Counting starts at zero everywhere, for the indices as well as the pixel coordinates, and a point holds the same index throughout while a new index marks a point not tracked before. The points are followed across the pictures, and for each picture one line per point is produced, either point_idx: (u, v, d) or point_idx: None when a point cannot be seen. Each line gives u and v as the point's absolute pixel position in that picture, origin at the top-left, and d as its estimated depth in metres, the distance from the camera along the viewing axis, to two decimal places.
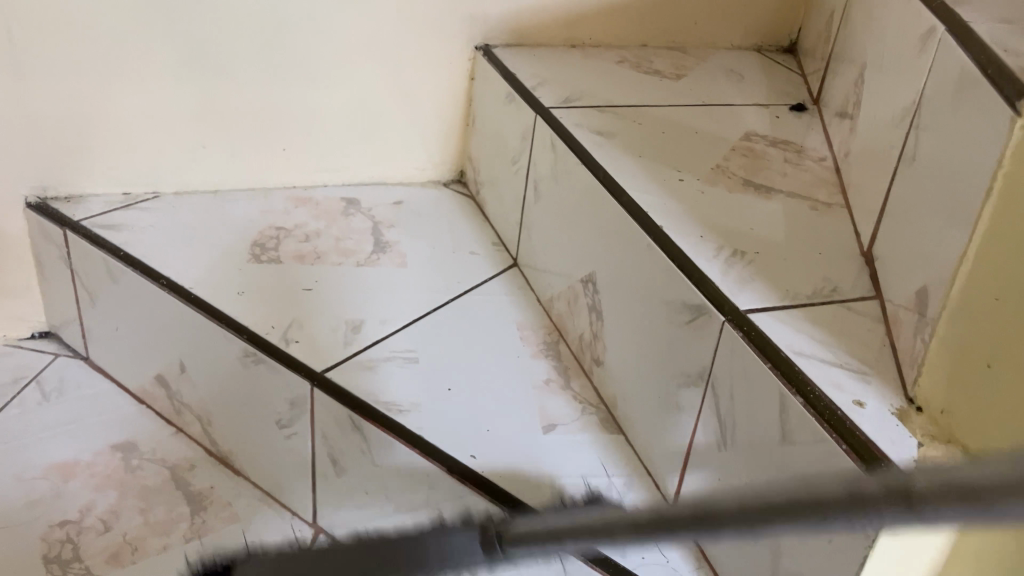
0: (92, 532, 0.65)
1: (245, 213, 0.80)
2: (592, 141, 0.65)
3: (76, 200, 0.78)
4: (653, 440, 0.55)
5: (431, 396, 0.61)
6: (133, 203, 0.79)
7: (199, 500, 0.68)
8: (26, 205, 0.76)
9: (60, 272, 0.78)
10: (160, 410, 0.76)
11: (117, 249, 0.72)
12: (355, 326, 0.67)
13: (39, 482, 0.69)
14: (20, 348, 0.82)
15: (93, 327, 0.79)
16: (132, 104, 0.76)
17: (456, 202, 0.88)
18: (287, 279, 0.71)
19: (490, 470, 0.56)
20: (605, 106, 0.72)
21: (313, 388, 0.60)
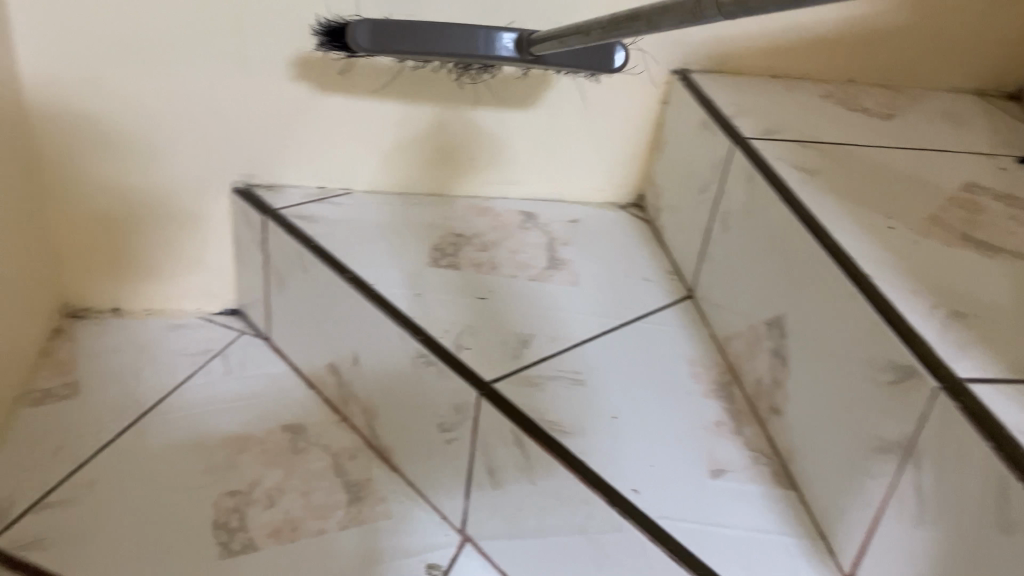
0: (258, 505, 0.68)
1: (427, 217, 0.83)
2: (793, 176, 0.61)
3: (276, 190, 0.83)
4: (833, 504, 0.52)
5: (597, 423, 0.60)
6: (326, 197, 0.83)
7: (356, 490, 0.70)
8: (234, 190, 0.82)
9: (255, 255, 0.83)
10: (328, 397, 0.79)
11: (309, 239, 0.76)
12: (525, 340, 0.67)
13: (216, 450, 0.73)
14: (211, 322, 0.89)
15: (278, 310, 0.83)
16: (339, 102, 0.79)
17: (632, 226, 0.86)
18: (462, 286, 0.72)
19: (652, 508, 0.54)
20: (807, 141, 0.69)
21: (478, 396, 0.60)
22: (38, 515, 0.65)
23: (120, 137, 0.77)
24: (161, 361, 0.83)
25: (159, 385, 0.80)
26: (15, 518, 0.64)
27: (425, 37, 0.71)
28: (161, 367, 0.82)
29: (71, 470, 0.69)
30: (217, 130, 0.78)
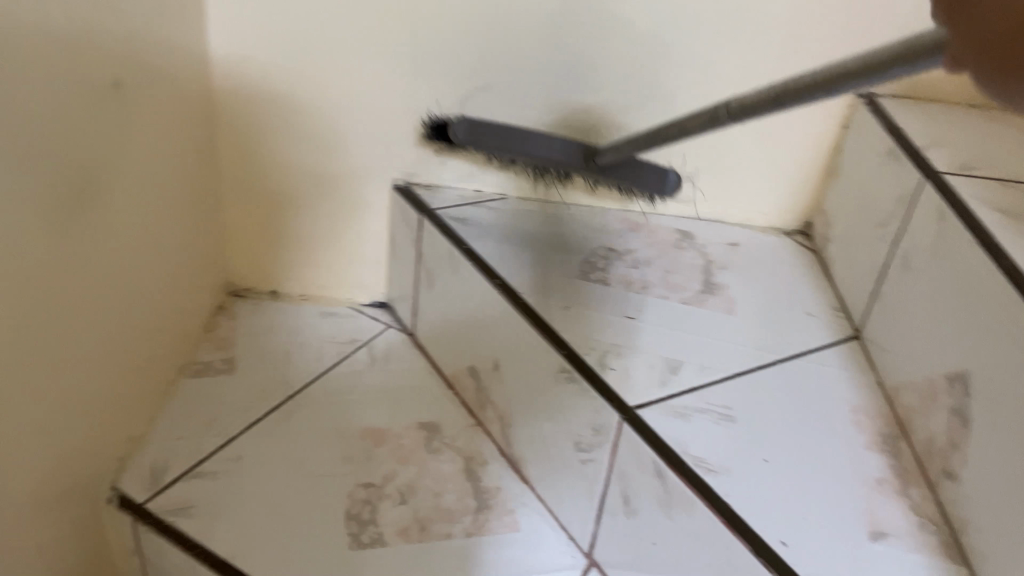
0: (389, 501, 0.69)
1: (580, 228, 0.81)
2: (994, 220, 0.55)
3: (433, 189, 0.84)
4: None
5: (746, 464, 0.56)
6: (482, 201, 0.84)
7: (486, 498, 0.70)
8: (394, 187, 0.84)
9: (408, 252, 0.85)
10: (466, 400, 0.79)
11: (461, 242, 0.76)
12: (673, 366, 0.64)
13: (355, 440, 0.74)
14: (360, 312, 0.92)
15: (424, 308, 0.84)
16: (507, 107, 0.79)
17: (797, 255, 0.82)
18: (611, 303, 0.70)
19: (803, 565, 0.50)
20: (1012, 180, 0.62)
21: (622, 420, 0.58)
22: (188, 483, 0.68)
23: (294, 129, 0.80)
24: (311, 346, 0.86)
25: (307, 369, 0.82)
26: (168, 482, 0.68)
27: (511, 138, 0.76)
28: (310, 351, 0.85)
29: (221, 443, 0.72)
30: (384, 127, 0.80)
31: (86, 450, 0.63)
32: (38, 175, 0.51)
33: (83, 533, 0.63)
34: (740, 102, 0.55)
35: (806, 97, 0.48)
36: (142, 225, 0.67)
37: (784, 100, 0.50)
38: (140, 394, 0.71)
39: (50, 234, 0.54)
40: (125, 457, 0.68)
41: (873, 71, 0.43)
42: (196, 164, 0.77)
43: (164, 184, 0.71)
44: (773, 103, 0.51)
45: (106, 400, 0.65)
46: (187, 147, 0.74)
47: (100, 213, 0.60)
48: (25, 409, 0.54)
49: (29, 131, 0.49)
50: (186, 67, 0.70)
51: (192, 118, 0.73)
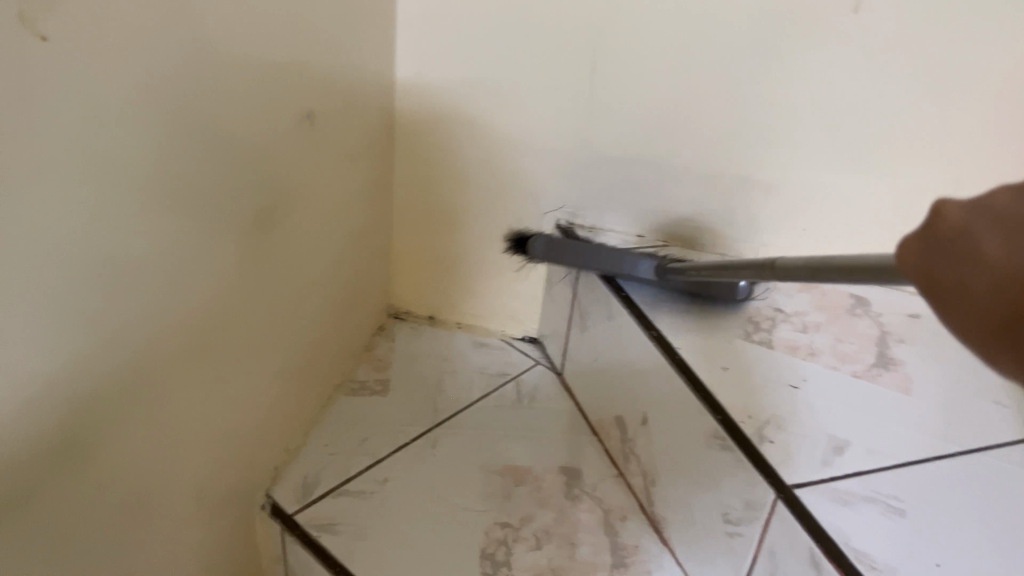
0: (525, 544, 0.68)
1: None
2: None
3: (594, 233, 0.83)
4: None
5: (916, 567, 0.53)
6: (644, 248, 0.82)
7: (623, 555, 0.68)
8: (557, 228, 0.84)
9: (564, 293, 0.84)
10: (609, 448, 0.78)
11: (620, 288, 0.75)
12: (838, 447, 0.60)
13: (496, 477, 0.74)
14: (512, 345, 0.93)
15: (575, 349, 0.84)
16: (676, 153, 0.76)
17: None
18: (773, 370, 0.66)
19: None
20: None
21: (776, 499, 0.55)
22: (334, 499, 0.70)
23: (466, 164, 0.82)
24: (462, 376, 0.87)
25: (455, 399, 0.84)
26: (317, 495, 0.70)
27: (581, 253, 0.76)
28: (460, 381, 0.86)
29: (368, 464, 0.74)
30: (553, 166, 0.80)
31: (247, 458, 0.66)
32: (231, 201, 0.55)
33: (237, 534, 0.66)
34: (782, 262, 0.47)
35: (842, 279, 0.40)
36: (317, 249, 0.71)
37: (819, 274, 0.42)
38: (300, 407, 0.74)
39: (237, 257, 0.58)
40: (281, 466, 0.72)
41: (888, 273, 0.36)
42: (373, 194, 0.81)
43: (341, 212, 0.74)
44: (810, 273, 0.43)
45: (269, 411, 0.69)
46: (365, 177, 0.77)
47: (282, 238, 0.64)
48: (198, 414, 0.58)
49: (229, 160, 0.53)
50: (372, 101, 0.74)
51: (372, 148, 0.77)
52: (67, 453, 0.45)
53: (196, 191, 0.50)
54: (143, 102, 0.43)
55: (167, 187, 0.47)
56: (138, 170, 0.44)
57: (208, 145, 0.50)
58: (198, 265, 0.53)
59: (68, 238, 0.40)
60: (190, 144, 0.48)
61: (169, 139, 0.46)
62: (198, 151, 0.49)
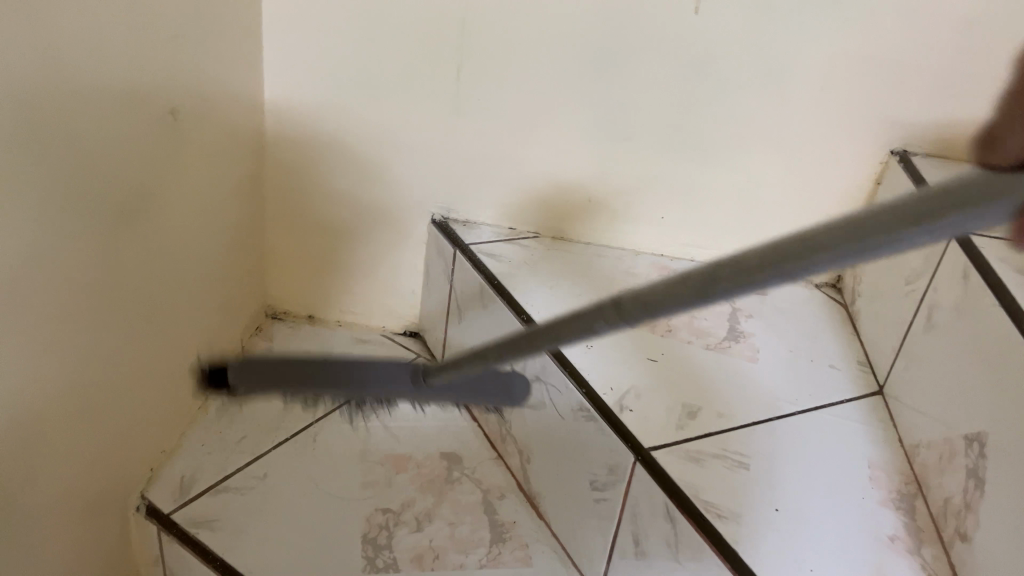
0: (406, 527, 0.70)
1: (607, 271, 0.83)
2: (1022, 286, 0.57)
3: (470, 227, 0.86)
4: None
5: (758, 511, 0.58)
6: (516, 239, 0.86)
7: (501, 530, 0.71)
8: (431, 221, 0.86)
9: (442, 286, 0.87)
10: (487, 432, 0.81)
11: (492, 276, 0.78)
12: (691, 411, 0.64)
13: (377, 467, 0.76)
14: (393, 340, 0.95)
15: (454, 339, 0.87)
16: (542, 147, 0.80)
17: (825, 307, 0.81)
18: (637, 344, 0.71)
19: None
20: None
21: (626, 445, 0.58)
22: (213, 497, 0.70)
23: (338, 162, 0.83)
24: None
25: None
26: (194, 495, 0.70)
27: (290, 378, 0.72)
28: None
29: (247, 461, 0.74)
30: (425, 162, 0.82)
31: (118, 461, 0.65)
32: (92, 200, 0.54)
33: (110, 540, 0.65)
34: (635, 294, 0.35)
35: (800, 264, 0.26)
36: (185, 250, 0.71)
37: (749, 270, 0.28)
38: (173, 408, 0.73)
39: (100, 256, 0.57)
40: (156, 468, 0.70)
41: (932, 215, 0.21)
42: (244, 194, 0.80)
43: (210, 211, 0.74)
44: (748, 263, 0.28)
45: (140, 413, 0.68)
46: (233, 176, 0.77)
47: (149, 238, 0.64)
48: (65, 418, 0.57)
49: (92, 161, 0.53)
50: (239, 101, 0.74)
51: (240, 148, 0.76)
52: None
53: (56, 190, 0.50)
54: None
55: (23, 186, 0.47)
56: None
57: (66, 144, 0.50)
58: (59, 268, 0.52)
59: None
60: (45, 141, 0.48)
61: (26, 138, 0.46)
62: (58, 149, 0.49)
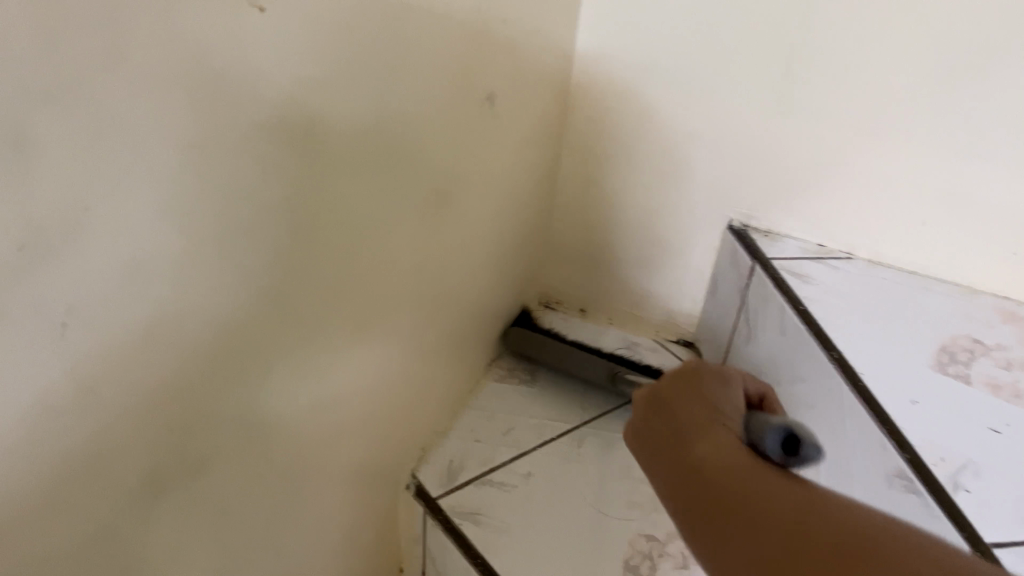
0: (670, 563, 0.64)
1: (943, 311, 0.67)
2: None
3: (773, 238, 0.76)
4: None
5: None
6: (825, 258, 0.75)
7: None
8: (728, 227, 0.77)
9: (733, 299, 0.79)
10: None
11: (797, 301, 0.70)
12: None
13: (642, 487, 0.71)
14: (665, 347, 0.88)
15: (738, 356, 0.80)
16: (868, 158, 0.68)
17: None
18: (973, 408, 0.60)
19: None
20: None
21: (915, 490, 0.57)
22: (477, 488, 0.69)
23: (633, 156, 0.77)
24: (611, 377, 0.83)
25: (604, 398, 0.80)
26: (460, 482, 0.69)
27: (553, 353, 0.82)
28: None
29: (513, 455, 0.73)
30: (730, 163, 0.74)
31: (396, 440, 0.66)
32: (405, 187, 0.53)
33: (379, 514, 0.66)
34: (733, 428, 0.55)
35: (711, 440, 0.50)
36: (482, 235, 0.70)
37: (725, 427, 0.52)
38: (447, 391, 0.73)
39: (406, 241, 0.57)
40: (426, 447, 0.71)
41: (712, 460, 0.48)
42: (539, 181, 0.79)
43: (505, 198, 0.72)
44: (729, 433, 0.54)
45: (420, 393, 0.68)
46: (530, 164, 0.74)
47: (452, 222, 0.63)
48: (357, 398, 0.57)
49: (411, 149, 0.52)
50: (552, 86, 0.72)
51: (540, 137, 0.74)
52: (241, 435, 0.44)
53: (387, 174, 0.50)
54: (342, 82, 0.41)
55: (355, 172, 0.46)
56: (342, 150, 0.44)
57: (399, 127, 0.49)
58: (370, 255, 0.52)
59: (275, 213, 0.40)
60: (375, 126, 0.47)
61: (370, 120, 0.45)
62: (390, 134, 0.49)
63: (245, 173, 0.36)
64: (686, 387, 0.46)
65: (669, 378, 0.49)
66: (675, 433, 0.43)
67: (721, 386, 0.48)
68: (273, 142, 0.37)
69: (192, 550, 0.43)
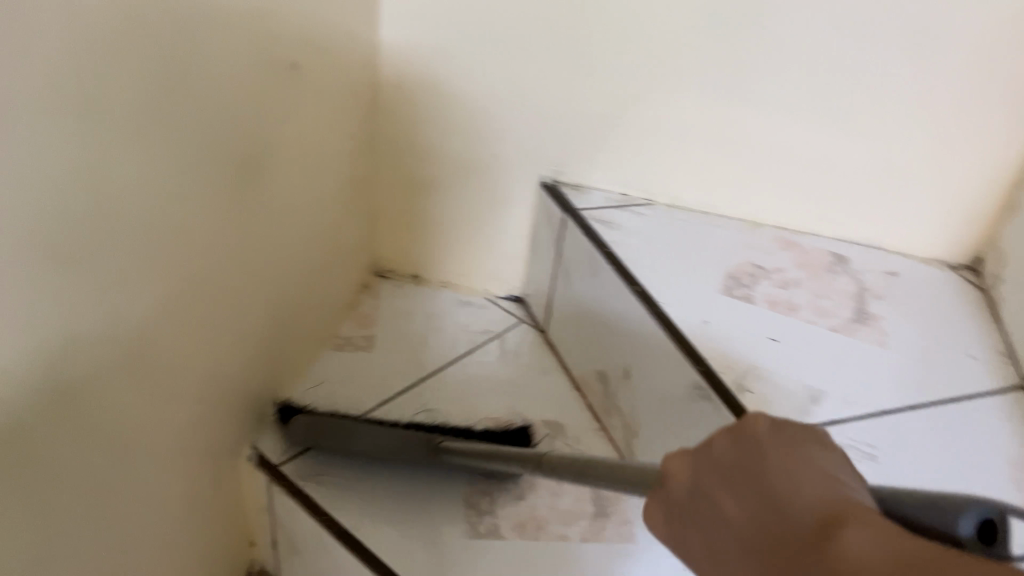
0: (508, 496, 0.70)
1: (727, 247, 0.77)
2: None
3: (581, 190, 0.83)
4: None
5: None
6: (628, 205, 0.82)
7: (604, 503, 0.71)
8: (541, 184, 0.84)
9: (550, 250, 0.85)
10: (592, 404, 0.80)
11: (602, 244, 0.76)
12: (815, 397, 0.61)
13: (480, 430, 0.76)
14: (496, 304, 0.93)
15: (558, 304, 0.85)
16: (655, 107, 0.77)
17: (963, 289, 0.76)
18: (753, 323, 0.68)
19: None
20: None
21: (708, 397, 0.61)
22: (319, 450, 0.71)
23: (446, 122, 0.82)
24: (445, 334, 0.87)
25: (440, 355, 0.84)
26: (303, 447, 0.71)
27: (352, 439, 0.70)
28: (444, 339, 0.86)
29: (354, 416, 0.76)
30: (536, 120, 0.80)
31: (235, 411, 0.67)
32: (221, 157, 0.55)
33: (223, 485, 0.67)
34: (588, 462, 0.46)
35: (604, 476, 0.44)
36: (303, 204, 0.71)
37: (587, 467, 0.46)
38: (285, 361, 0.75)
39: (230, 210, 0.59)
40: (267, 418, 0.72)
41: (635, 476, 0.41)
42: (361, 151, 0.81)
43: (326, 168, 0.74)
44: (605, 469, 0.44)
45: (257, 364, 0.69)
46: (350, 134, 0.77)
47: (268, 191, 0.64)
48: (189, 371, 0.58)
49: (224, 120, 0.54)
50: (358, 55, 0.73)
51: (358, 107, 0.77)
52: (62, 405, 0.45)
53: (188, 145, 0.51)
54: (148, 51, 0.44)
55: (165, 143, 0.48)
56: (136, 121, 0.44)
57: (197, 97, 0.50)
58: (192, 226, 0.54)
59: (63, 186, 0.40)
60: (185, 96, 0.49)
61: (163, 88, 0.46)
62: (200, 105, 0.51)
63: (33, 144, 0.37)
64: (758, 454, 0.29)
65: (728, 445, 0.29)
66: (772, 504, 0.27)
67: (827, 451, 0.29)
68: (63, 113, 0.38)
69: (15, 533, 0.43)
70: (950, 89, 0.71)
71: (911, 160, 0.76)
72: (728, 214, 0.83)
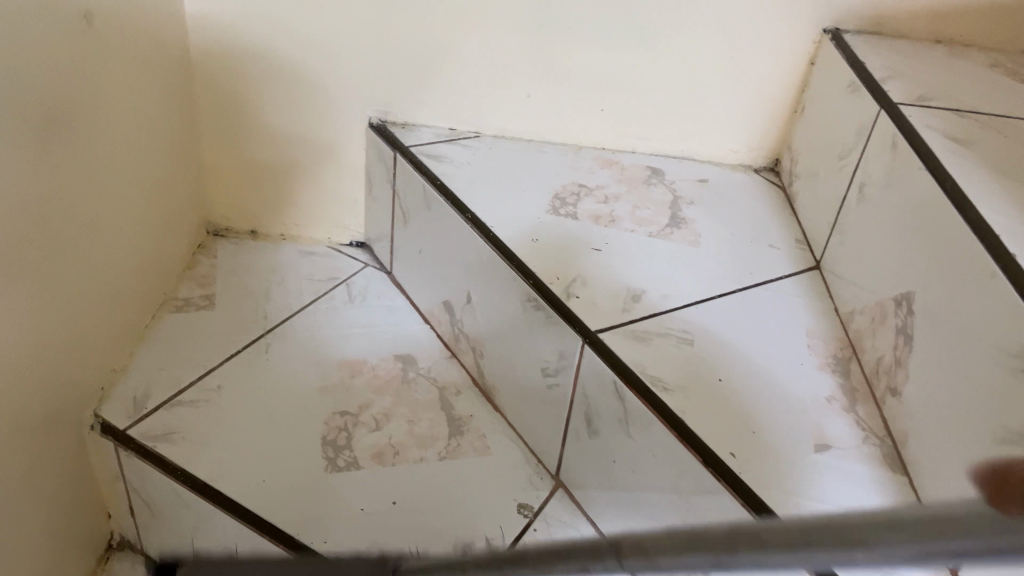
0: (365, 428, 0.72)
1: (552, 171, 0.81)
2: (956, 161, 0.59)
3: (409, 128, 0.84)
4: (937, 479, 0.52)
5: (700, 380, 0.59)
6: (456, 139, 0.84)
7: (458, 424, 0.74)
8: (369, 125, 0.84)
9: (385, 191, 0.86)
10: (442, 333, 0.83)
11: (434, 178, 0.77)
12: (636, 296, 0.66)
13: (332, 372, 0.77)
14: (340, 251, 0.94)
15: (399, 243, 0.86)
16: (471, 40, 0.78)
17: (764, 189, 0.84)
18: (579, 236, 0.72)
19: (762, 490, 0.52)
20: (972, 135, 0.63)
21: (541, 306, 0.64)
22: (168, 411, 0.70)
23: (264, 69, 0.80)
24: (289, 285, 0.87)
25: (285, 306, 0.84)
26: (149, 410, 0.70)
27: None
28: (289, 290, 0.86)
29: (200, 373, 0.75)
30: (356, 61, 0.80)
31: (72, 383, 0.65)
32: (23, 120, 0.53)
33: (69, 459, 0.66)
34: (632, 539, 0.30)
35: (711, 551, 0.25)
36: (121, 164, 0.68)
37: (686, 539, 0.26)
38: (121, 328, 0.73)
39: (43, 174, 0.56)
40: (108, 386, 0.70)
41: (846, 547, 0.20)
42: (179, 106, 0.79)
43: (143, 125, 0.71)
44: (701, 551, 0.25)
45: (90, 334, 0.67)
46: (164, 88, 0.74)
47: (81, 153, 0.61)
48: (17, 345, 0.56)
49: (21, 79, 0.52)
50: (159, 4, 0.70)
51: (168, 59, 0.74)
52: None
53: None
54: None
55: None
56: None
57: None
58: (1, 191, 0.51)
59: None
60: None
61: None
62: None
63: None
64: None
65: None
66: None
67: None
68: None
69: None
70: (739, 4, 0.76)
71: (712, 76, 0.82)
72: (552, 139, 0.86)
